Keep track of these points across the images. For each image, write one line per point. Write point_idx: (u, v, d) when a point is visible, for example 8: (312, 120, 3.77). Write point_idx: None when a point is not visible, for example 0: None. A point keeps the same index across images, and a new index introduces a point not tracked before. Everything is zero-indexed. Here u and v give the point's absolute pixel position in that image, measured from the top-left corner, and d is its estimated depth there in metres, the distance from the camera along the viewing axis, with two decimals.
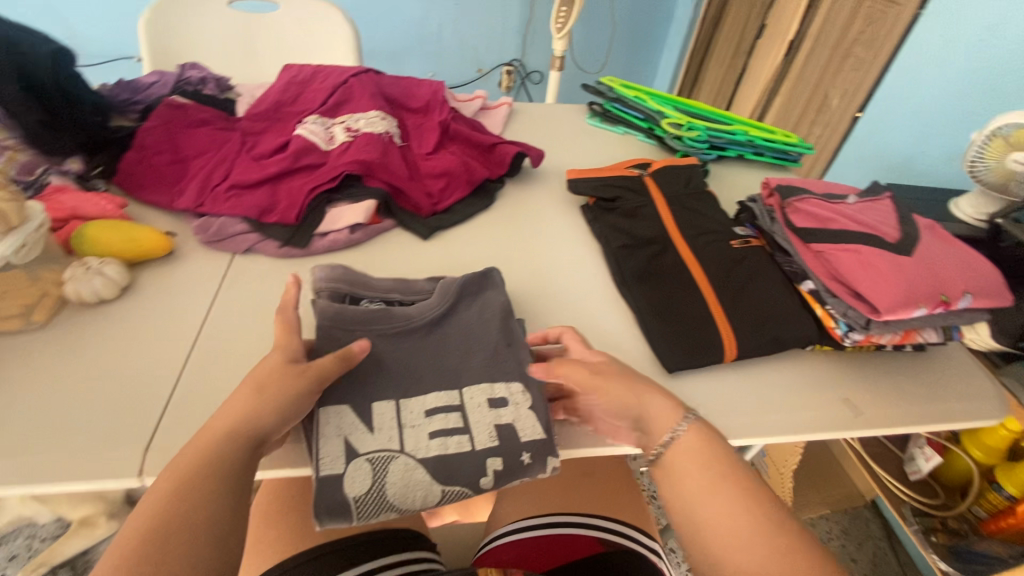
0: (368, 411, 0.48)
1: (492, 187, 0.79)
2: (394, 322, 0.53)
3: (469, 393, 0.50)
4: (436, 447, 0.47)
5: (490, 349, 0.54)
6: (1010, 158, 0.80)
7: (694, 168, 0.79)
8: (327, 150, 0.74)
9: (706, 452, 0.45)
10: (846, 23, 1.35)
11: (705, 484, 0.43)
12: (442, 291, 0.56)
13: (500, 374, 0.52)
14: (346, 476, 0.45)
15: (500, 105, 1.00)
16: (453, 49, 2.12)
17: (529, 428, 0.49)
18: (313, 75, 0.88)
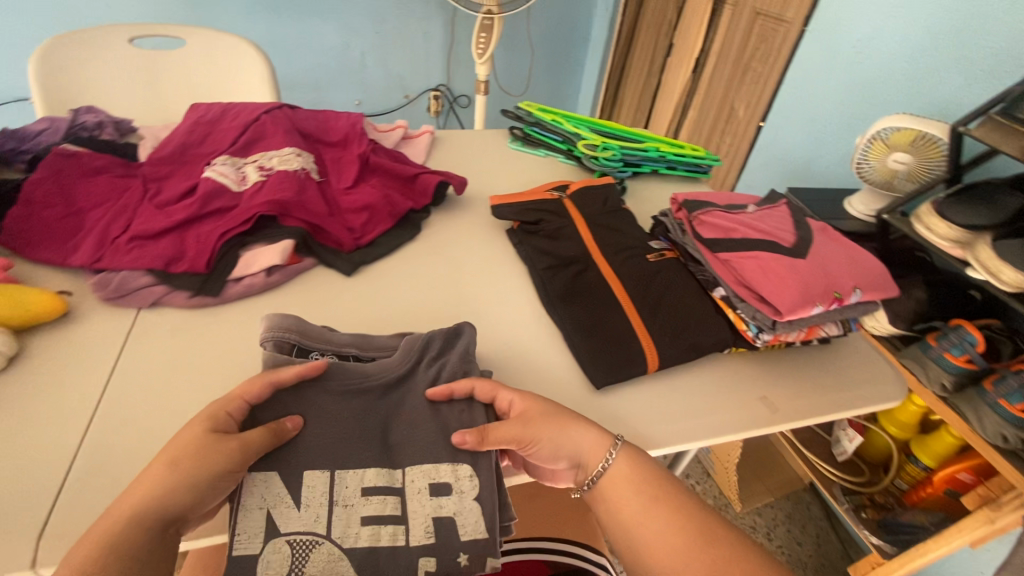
0: (300, 484, 0.46)
1: (416, 217, 0.79)
2: (349, 379, 0.53)
3: (410, 476, 0.48)
4: (367, 535, 0.45)
5: (444, 434, 0.51)
6: (891, 158, 0.89)
7: (610, 187, 0.83)
8: (240, 191, 0.72)
9: (633, 476, 0.49)
10: (743, 41, 1.46)
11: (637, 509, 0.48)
12: (406, 347, 0.56)
13: (446, 453, 0.50)
14: (266, 555, 0.43)
15: (421, 133, 1.00)
16: (379, 76, 2.12)
17: (471, 525, 0.47)
18: (222, 113, 0.85)
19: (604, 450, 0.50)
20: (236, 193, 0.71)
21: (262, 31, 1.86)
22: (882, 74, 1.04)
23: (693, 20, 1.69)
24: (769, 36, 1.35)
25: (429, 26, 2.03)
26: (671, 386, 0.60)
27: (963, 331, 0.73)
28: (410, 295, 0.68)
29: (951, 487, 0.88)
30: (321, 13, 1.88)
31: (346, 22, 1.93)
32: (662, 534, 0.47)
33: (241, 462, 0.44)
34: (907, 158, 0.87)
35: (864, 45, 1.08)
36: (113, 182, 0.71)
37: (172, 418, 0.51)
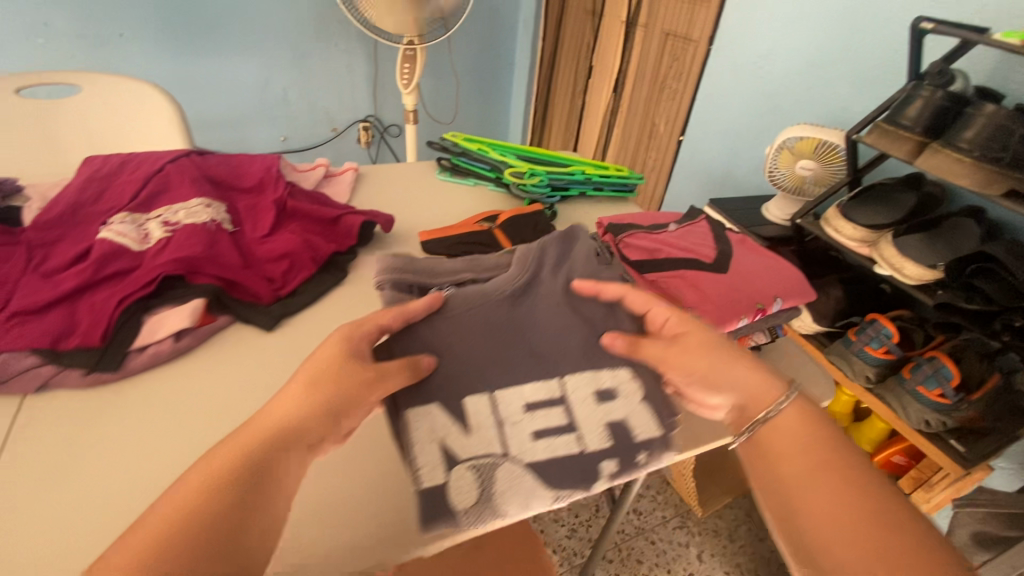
0: (461, 408, 0.51)
1: (341, 260, 0.75)
2: (478, 293, 0.58)
3: (572, 385, 0.55)
4: (542, 448, 0.51)
5: (587, 337, 0.57)
6: (798, 166, 0.94)
7: (539, 214, 0.83)
8: (142, 251, 0.66)
9: (799, 428, 0.48)
10: (657, 61, 1.54)
11: (795, 470, 0.45)
12: (521, 260, 0.61)
13: (604, 364, 0.56)
14: (450, 483, 0.48)
15: (344, 171, 0.97)
16: (303, 110, 2.06)
17: (642, 425, 0.54)
18: (121, 166, 0.78)
19: (776, 396, 0.49)
20: (138, 253, 0.66)
21: (173, 70, 1.77)
22: (782, 87, 1.11)
23: (609, 43, 1.76)
24: (680, 55, 1.43)
25: (352, 58, 2.01)
26: None
27: (879, 325, 0.77)
28: None
29: (889, 470, 0.93)
30: (236, 48, 1.82)
31: (264, 56, 1.88)
32: (819, 499, 0.43)
33: (378, 394, 0.46)
34: (812, 165, 0.92)
35: (762, 61, 1.15)
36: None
37: (68, 512, 0.45)
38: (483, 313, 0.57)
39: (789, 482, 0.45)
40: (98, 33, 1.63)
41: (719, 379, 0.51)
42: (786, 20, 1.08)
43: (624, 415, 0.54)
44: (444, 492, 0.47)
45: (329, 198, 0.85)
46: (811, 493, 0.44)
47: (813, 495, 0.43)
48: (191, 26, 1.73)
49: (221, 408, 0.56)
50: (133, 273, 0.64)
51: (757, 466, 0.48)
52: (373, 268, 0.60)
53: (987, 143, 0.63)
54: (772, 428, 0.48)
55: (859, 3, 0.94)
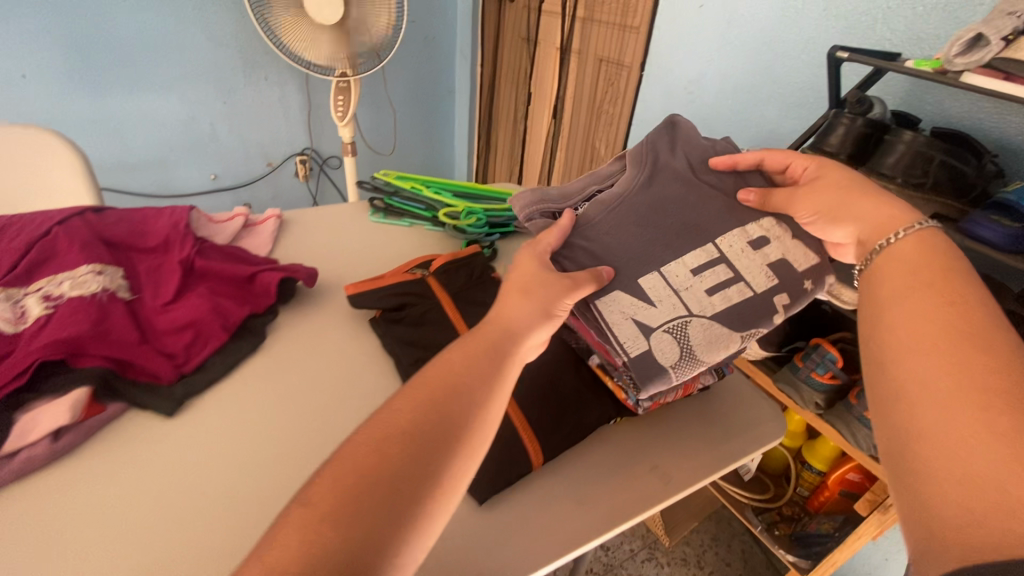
0: (641, 289, 0.58)
1: (257, 323, 0.68)
2: (611, 198, 0.64)
3: (727, 244, 0.59)
4: (719, 301, 0.58)
5: (723, 198, 0.62)
6: None
7: (476, 257, 0.78)
8: (17, 334, 0.58)
9: (917, 253, 0.43)
10: (593, 86, 1.55)
11: (906, 278, 0.42)
12: (635, 159, 0.65)
13: (749, 219, 0.60)
14: (654, 346, 0.56)
15: (266, 218, 0.90)
16: (235, 146, 1.96)
17: (800, 256, 0.59)
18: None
19: (904, 223, 0.46)
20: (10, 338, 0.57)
21: (83, 111, 1.65)
22: (714, 111, 1.12)
23: (546, 69, 1.76)
24: (614, 80, 1.45)
25: (284, 91, 1.94)
26: (563, 478, 0.55)
27: (823, 349, 0.75)
28: (257, 424, 0.58)
29: (846, 487, 0.92)
30: (155, 84, 1.72)
31: (186, 92, 1.78)
32: (914, 307, 0.39)
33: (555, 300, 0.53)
34: None
35: (693, 86, 1.16)
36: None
37: None
38: (627, 208, 0.63)
39: (890, 292, 0.42)
40: None
41: (843, 213, 0.52)
42: (712, 46, 1.09)
43: (783, 254, 0.59)
44: (651, 355, 0.56)
45: (247, 253, 0.78)
46: (914, 297, 0.40)
47: (917, 305, 0.39)
48: (103, 64, 1.62)
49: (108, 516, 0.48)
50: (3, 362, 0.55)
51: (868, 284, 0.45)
52: (515, 205, 0.70)
53: (909, 169, 0.65)
54: (888, 255, 0.45)
55: (779, 31, 0.96)
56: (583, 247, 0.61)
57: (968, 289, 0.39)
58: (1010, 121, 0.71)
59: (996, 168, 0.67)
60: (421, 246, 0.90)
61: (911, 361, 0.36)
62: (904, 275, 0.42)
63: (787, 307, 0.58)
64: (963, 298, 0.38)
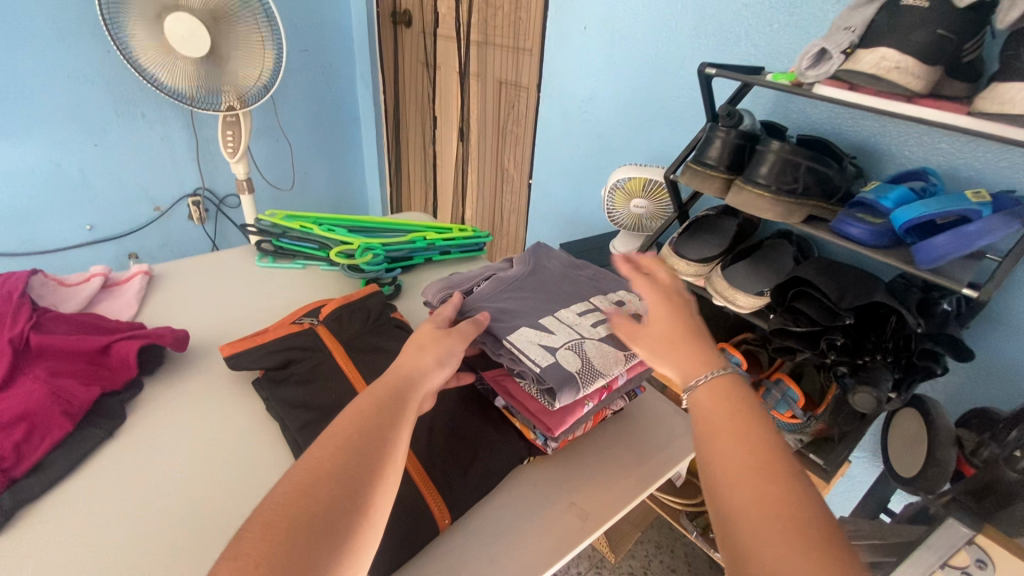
0: (541, 325, 0.58)
1: (117, 401, 0.60)
2: (501, 281, 0.66)
3: (598, 300, 0.64)
4: (602, 329, 0.59)
5: (588, 280, 0.69)
6: (632, 205, 0.95)
7: (369, 299, 0.73)
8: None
9: (723, 398, 0.43)
10: (495, 108, 1.55)
11: (725, 423, 0.41)
12: (519, 259, 0.70)
13: (609, 290, 0.67)
14: (555, 359, 0.53)
15: (131, 276, 0.80)
16: (113, 192, 1.77)
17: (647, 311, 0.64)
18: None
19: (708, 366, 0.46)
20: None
21: None
22: (610, 126, 1.14)
23: (448, 93, 1.75)
24: (515, 101, 1.46)
25: (166, 128, 1.78)
26: (474, 535, 0.50)
27: (728, 353, 0.77)
28: (105, 527, 0.49)
29: None
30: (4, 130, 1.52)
31: (47, 137, 1.59)
32: (734, 453, 0.38)
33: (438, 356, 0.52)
34: (644, 203, 0.93)
35: (587, 104, 1.18)
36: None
37: None
38: (520, 284, 0.66)
39: (714, 443, 0.39)
40: None
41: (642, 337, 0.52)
42: (599, 65, 1.12)
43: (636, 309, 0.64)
44: (557, 365, 0.53)
45: (104, 320, 0.68)
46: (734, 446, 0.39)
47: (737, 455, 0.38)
48: None
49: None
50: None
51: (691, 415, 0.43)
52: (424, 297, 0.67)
53: (781, 177, 0.68)
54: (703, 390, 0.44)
55: (659, 48, 0.99)
56: (491, 307, 0.61)
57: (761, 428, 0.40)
58: (863, 124, 0.77)
59: (855, 169, 0.72)
60: (315, 291, 0.84)
61: (745, 520, 0.34)
62: (723, 415, 0.41)
63: None
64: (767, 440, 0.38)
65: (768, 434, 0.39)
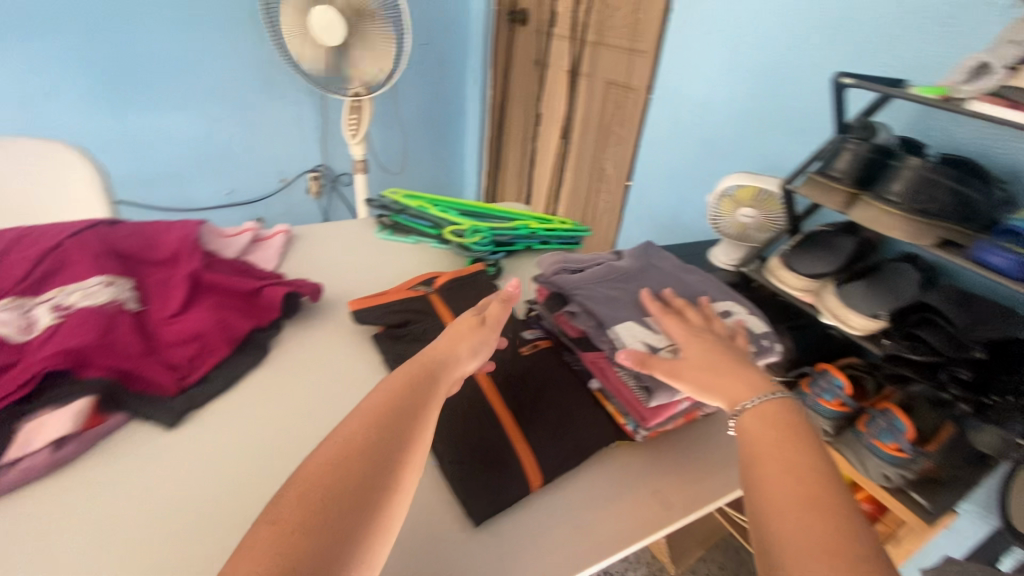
0: (647, 322, 0.60)
1: (264, 336, 0.70)
2: (611, 269, 0.68)
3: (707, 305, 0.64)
4: None
5: (699, 282, 0.69)
6: (739, 213, 0.93)
7: (478, 277, 0.79)
8: (25, 342, 0.59)
9: (777, 423, 0.42)
10: (601, 108, 1.57)
11: (771, 438, 0.40)
12: (632, 253, 0.72)
13: (720, 296, 0.67)
14: (660, 349, 0.57)
15: (274, 234, 0.92)
16: (249, 163, 1.99)
17: (759, 324, 0.63)
18: (19, 248, 0.72)
19: (759, 391, 0.45)
20: (20, 345, 0.59)
21: (102, 129, 1.69)
22: (721, 133, 1.13)
23: (555, 90, 1.80)
24: (622, 102, 1.47)
25: (298, 109, 1.98)
26: (559, 500, 0.54)
27: (830, 376, 0.75)
28: (250, 439, 0.57)
29: None
30: (172, 102, 1.76)
31: (204, 110, 1.82)
32: (780, 475, 0.37)
33: None
34: (753, 213, 0.91)
35: (700, 109, 1.17)
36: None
37: None
38: (629, 276, 0.68)
39: (759, 465, 0.39)
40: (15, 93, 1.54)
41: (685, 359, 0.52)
42: (718, 70, 1.11)
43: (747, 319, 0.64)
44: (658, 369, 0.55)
45: (253, 267, 0.80)
46: (779, 461, 0.38)
47: (781, 468, 0.38)
48: (125, 82, 1.66)
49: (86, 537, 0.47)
50: (7, 371, 0.56)
51: (741, 438, 0.43)
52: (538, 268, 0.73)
53: (915, 195, 0.64)
54: (754, 413, 0.43)
55: (786, 55, 0.97)
56: (598, 292, 0.64)
57: (813, 457, 0.38)
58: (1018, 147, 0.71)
59: (1004, 194, 0.66)
60: (426, 263, 0.91)
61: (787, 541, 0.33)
62: (771, 439, 0.40)
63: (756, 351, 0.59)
64: (819, 469, 0.37)
65: (816, 463, 0.38)
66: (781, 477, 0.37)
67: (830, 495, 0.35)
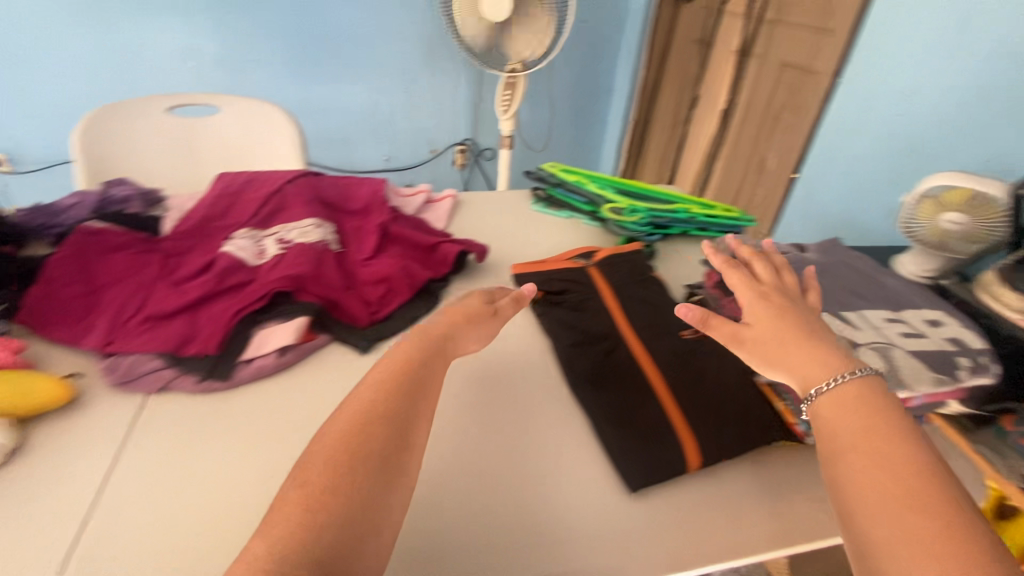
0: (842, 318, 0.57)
1: (436, 287, 0.77)
2: (798, 261, 0.66)
3: (907, 315, 0.60)
4: (911, 344, 0.55)
5: (895, 291, 0.64)
6: (942, 219, 0.80)
7: (636, 255, 0.78)
8: (257, 266, 0.71)
9: (858, 411, 0.40)
10: (771, 93, 1.45)
11: (859, 422, 0.40)
12: (819, 250, 0.69)
13: (922, 308, 0.62)
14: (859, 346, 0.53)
15: (443, 197, 0.99)
16: (407, 133, 2.16)
17: (973, 341, 0.57)
18: (247, 184, 0.84)
19: (835, 371, 0.43)
20: (253, 268, 0.70)
21: (295, 94, 1.94)
22: (922, 128, 0.98)
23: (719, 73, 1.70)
24: (798, 87, 1.34)
25: (455, 85, 2.08)
26: (717, 487, 0.53)
27: None
28: None
29: None
30: (352, 73, 1.95)
31: (376, 82, 2.00)
32: (870, 473, 0.37)
33: None
34: (961, 218, 0.77)
35: (905, 96, 1.03)
36: (132, 256, 0.71)
37: (156, 532, 0.46)
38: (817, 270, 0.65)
39: (844, 460, 0.38)
40: (237, 60, 1.83)
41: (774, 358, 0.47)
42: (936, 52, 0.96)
43: (956, 335, 0.58)
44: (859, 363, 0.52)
45: (426, 226, 0.88)
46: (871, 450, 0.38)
47: (873, 459, 0.37)
48: (317, 55, 1.88)
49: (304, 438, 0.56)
50: (246, 289, 0.68)
51: (817, 425, 0.42)
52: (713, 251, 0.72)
53: None
54: (831, 397, 0.42)
55: None
56: None
57: (905, 451, 0.37)
58: None
59: None
60: (578, 238, 0.92)
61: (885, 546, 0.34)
62: (854, 429, 0.40)
63: (973, 367, 0.53)
64: (915, 466, 0.36)
65: (907, 459, 0.37)
66: (872, 469, 0.37)
67: (929, 489, 0.35)
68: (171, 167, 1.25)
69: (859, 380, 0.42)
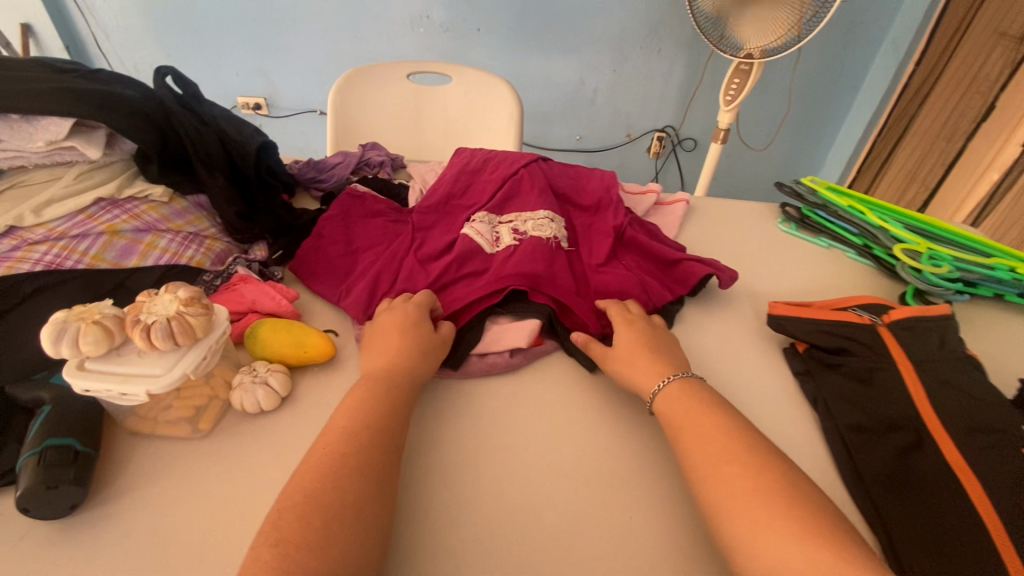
0: None
1: (671, 310, 0.69)
2: None
3: None
4: None
5: None
6: None
7: (947, 321, 0.59)
8: (491, 255, 0.69)
9: (681, 404, 0.51)
10: None
11: (685, 431, 0.49)
12: None
13: None
14: None
15: (676, 201, 0.90)
16: (606, 114, 2.06)
17: None
18: (484, 163, 0.83)
19: (662, 375, 0.55)
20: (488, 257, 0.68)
21: (506, 64, 1.96)
22: None
23: None
24: None
25: (672, 66, 1.89)
26: None
27: None
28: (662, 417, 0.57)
29: None
30: (566, 48, 1.90)
31: (587, 58, 1.91)
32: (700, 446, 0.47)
33: None
34: None
35: None
36: (384, 227, 0.75)
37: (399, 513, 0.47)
38: None
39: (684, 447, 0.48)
40: (462, 28, 1.88)
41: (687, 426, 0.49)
42: None
43: None
44: None
45: (659, 233, 0.79)
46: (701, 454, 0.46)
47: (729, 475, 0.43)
48: (536, 27, 1.86)
49: (529, 452, 0.52)
50: (480, 278, 0.67)
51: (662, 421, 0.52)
52: None
53: None
54: (664, 393, 0.53)
55: None
56: None
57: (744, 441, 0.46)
58: None
59: None
60: (839, 277, 0.76)
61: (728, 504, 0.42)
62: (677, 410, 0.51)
63: None
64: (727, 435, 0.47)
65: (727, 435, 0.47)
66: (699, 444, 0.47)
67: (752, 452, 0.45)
68: (400, 129, 1.32)
69: (677, 377, 0.53)
